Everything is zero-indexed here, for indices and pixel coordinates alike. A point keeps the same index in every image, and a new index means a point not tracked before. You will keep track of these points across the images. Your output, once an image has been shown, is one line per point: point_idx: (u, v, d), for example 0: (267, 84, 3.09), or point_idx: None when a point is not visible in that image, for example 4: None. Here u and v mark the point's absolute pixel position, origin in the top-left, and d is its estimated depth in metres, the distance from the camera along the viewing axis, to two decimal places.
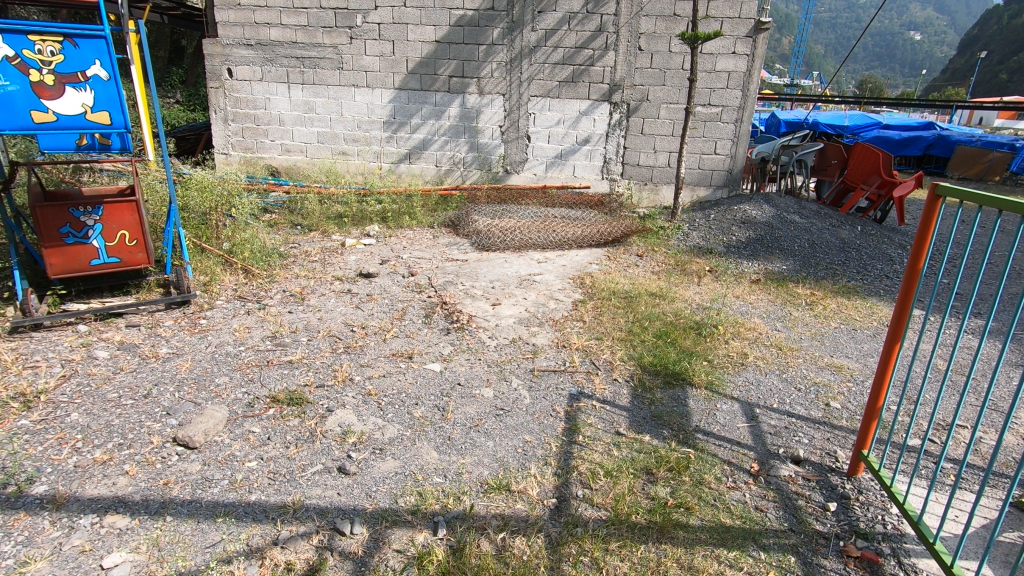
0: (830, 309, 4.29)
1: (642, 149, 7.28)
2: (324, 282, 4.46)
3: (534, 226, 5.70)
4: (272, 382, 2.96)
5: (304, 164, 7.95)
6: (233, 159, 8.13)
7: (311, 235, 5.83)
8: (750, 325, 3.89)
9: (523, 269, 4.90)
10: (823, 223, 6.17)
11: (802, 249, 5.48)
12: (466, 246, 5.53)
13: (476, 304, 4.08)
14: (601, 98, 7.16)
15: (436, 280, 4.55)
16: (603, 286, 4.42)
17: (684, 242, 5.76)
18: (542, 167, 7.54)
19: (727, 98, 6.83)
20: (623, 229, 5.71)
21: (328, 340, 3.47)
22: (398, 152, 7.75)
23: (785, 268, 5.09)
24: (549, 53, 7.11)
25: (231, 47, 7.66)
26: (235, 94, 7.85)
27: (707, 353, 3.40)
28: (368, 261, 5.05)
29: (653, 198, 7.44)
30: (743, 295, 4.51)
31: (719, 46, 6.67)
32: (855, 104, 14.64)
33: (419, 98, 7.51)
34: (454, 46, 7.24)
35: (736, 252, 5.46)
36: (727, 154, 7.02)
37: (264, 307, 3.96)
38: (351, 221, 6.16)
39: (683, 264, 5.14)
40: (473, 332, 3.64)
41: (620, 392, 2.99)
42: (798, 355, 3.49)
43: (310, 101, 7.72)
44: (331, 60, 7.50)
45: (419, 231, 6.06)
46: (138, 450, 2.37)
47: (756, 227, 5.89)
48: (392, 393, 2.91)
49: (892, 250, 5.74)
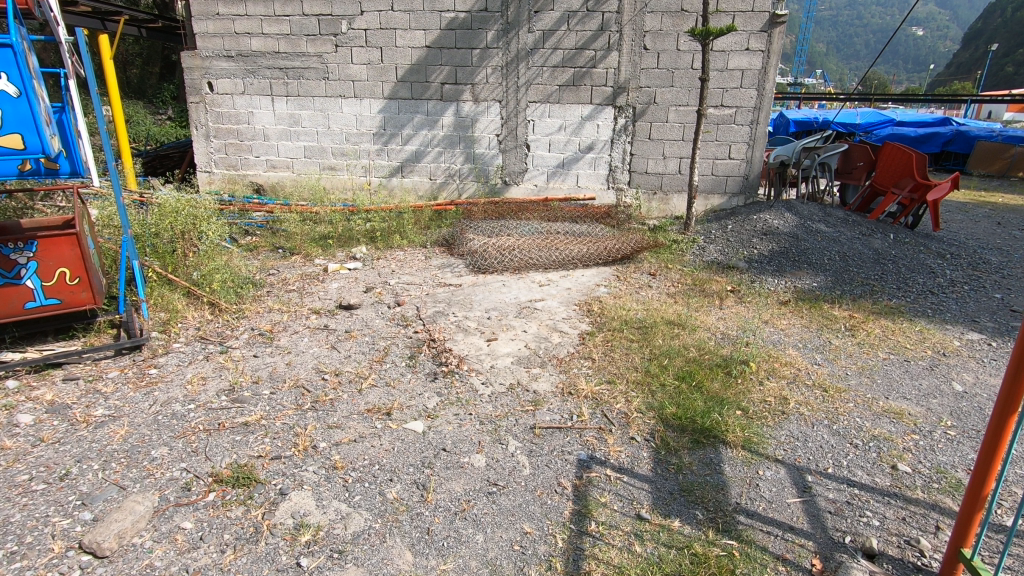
0: (875, 335, 3.75)
1: (649, 155, 6.77)
2: (299, 316, 3.97)
3: (535, 244, 5.19)
4: (219, 454, 2.45)
5: (291, 180, 7.50)
6: (216, 178, 7.68)
7: (291, 260, 5.36)
8: (786, 359, 3.35)
9: (522, 295, 4.39)
10: (852, 232, 5.63)
11: (833, 263, 4.93)
12: (460, 269, 5.03)
13: (469, 340, 3.57)
14: (605, 102, 6.67)
15: (425, 311, 4.04)
16: (613, 315, 3.90)
17: (701, 258, 5.24)
18: (543, 177, 7.05)
19: (741, 98, 6.32)
20: (633, 245, 5.18)
21: (294, 393, 2.97)
22: (389, 165, 7.27)
23: (816, 285, 4.56)
24: (547, 55, 6.63)
25: (211, 59, 7.24)
26: (217, 108, 7.42)
27: (740, 401, 2.86)
28: (350, 289, 4.56)
29: (663, 207, 6.93)
30: (773, 320, 3.98)
31: (731, 42, 6.17)
32: (867, 100, 14.08)
33: (410, 107, 7.04)
34: (446, 51, 6.78)
35: (759, 268, 4.93)
36: (742, 158, 6.50)
37: (226, 351, 3.46)
38: (336, 243, 5.70)
39: (701, 284, 4.61)
40: (464, 378, 3.13)
41: (639, 457, 2.47)
42: (848, 399, 2.95)
43: (296, 114, 7.28)
44: (316, 69, 7.07)
45: (410, 252, 5.59)
46: (32, 563, 1.88)
47: (779, 238, 5.35)
48: (362, 465, 2.40)
49: (931, 261, 5.20)
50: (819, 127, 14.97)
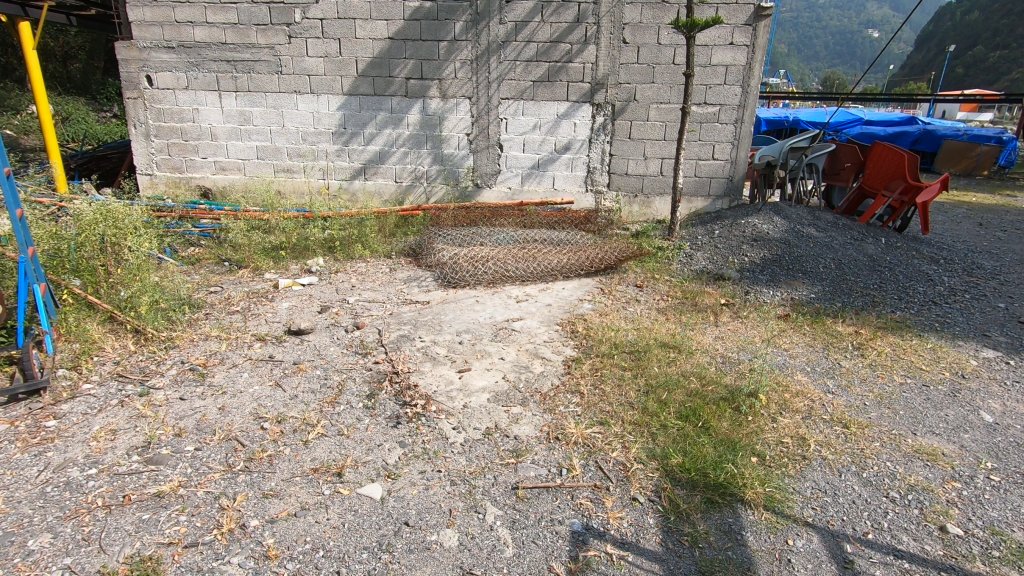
0: (886, 355, 3.42)
1: (629, 156, 6.40)
2: (241, 345, 3.44)
3: (511, 254, 4.73)
4: (118, 544, 1.93)
5: (242, 183, 6.87)
6: (158, 181, 6.99)
7: (237, 275, 4.79)
8: (796, 389, 2.98)
9: (498, 313, 3.93)
10: (844, 236, 5.35)
11: (829, 271, 4.62)
12: (427, 283, 4.54)
13: (438, 372, 3.10)
14: (582, 98, 6.26)
15: (387, 336, 3.55)
16: (601, 337, 3.47)
17: (689, 267, 4.87)
18: (518, 179, 6.60)
19: (725, 96, 5.98)
20: (617, 253, 4.77)
21: (224, 448, 2.45)
22: (351, 167, 6.72)
23: (815, 297, 4.23)
24: (520, 48, 6.17)
25: (149, 51, 6.56)
26: (157, 104, 6.75)
27: (755, 445, 2.46)
28: (302, 310, 4.02)
29: (645, 211, 6.56)
30: (774, 339, 3.62)
31: (715, 36, 5.82)
32: (838, 99, 14.05)
33: (373, 104, 6.50)
34: (410, 43, 6.26)
35: (752, 277, 4.58)
36: (727, 159, 6.17)
37: (147, 393, 2.90)
38: (290, 254, 5.16)
39: (692, 297, 4.24)
40: (432, 422, 2.66)
41: (644, 526, 2.05)
42: (872, 436, 2.60)
43: (246, 111, 6.66)
44: (267, 62, 6.46)
45: (373, 263, 5.07)
46: None
47: (770, 245, 5.02)
48: (303, 552, 1.91)
49: (928, 268, 4.94)
50: (791, 126, 14.92)
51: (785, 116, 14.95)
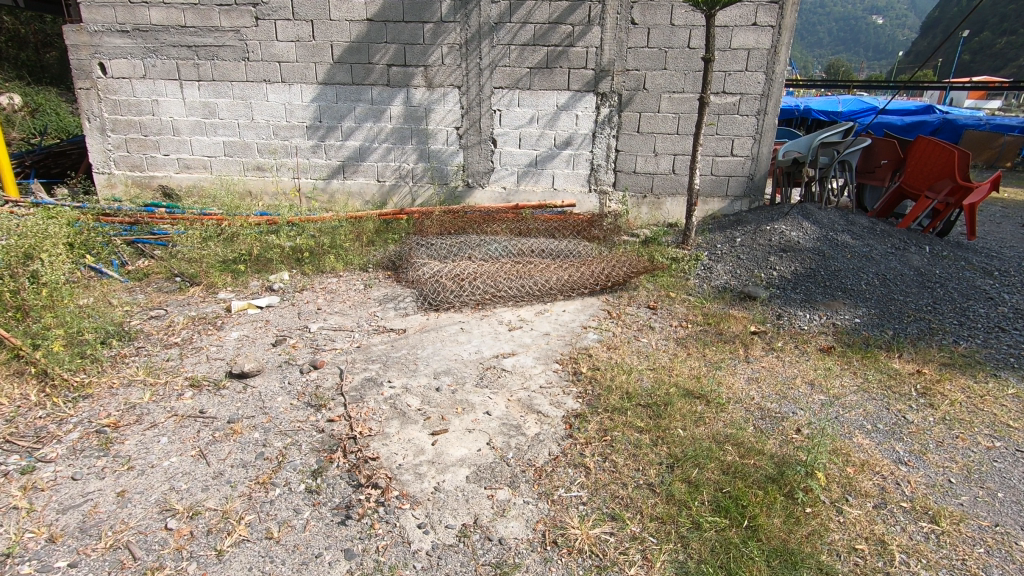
0: (961, 406, 2.77)
1: (638, 152, 5.73)
2: (168, 394, 2.80)
3: (502, 269, 4.08)
4: None
5: (208, 183, 6.20)
6: (117, 180, 6.33)
7: (187, 294, 4.15)
8: (859, 460, 2.34)
9: (486, 347, 3.29)
10: (884, 245, 4.69)
11: (873, 289, 3.97)
12: (404, 305, 3.90)
13: (406, 436, 2.47)
14: (585, 87, 5.58)
15: (349, 381, 2.92)
16: (609, 383, 2.83)
17: (709, 284, 4.22)
18: (513, 179, 5.93)
19: (747, 84, 5.30)
20: (626, 268, 4.12)
21: (107, 564, 1.83)
22: (328, 164, 6.05)
23: (860, 323, 3.59)
24: (515, 31, 5.47)
25: (101, 35, 5.87)
26: (112, 95, 6.07)
27: (821, 557, 1.84)
28: (252, 343, 3.37)
29: (655, 213, 5.90)
30: (821, 382, 2.98)
31: (736, 15, 5.13)
32: (853, 87, 13.29)
33: (351, 94, 5.81)
34: (391, 26, 5.56)
35: (783, 297, 3.94)
36: (747, 155, 5.49)
37: (31, 469, 2.27)
38: (251, 267, 4.51)
39: (716, 323, 3.59)
40: (391, 517, 2.03)
41: None
42: (975, 538, 1.97)
43: (210, 103, 5.98)
44: (233, 48, 5.77)
45: (345, 279, 4.43)
46: None
47: (802, 256, 4.36)
48: None
49: (983, 283, 4.28)
50: (802, 115, 14.17)
51: (796, 104, 14.18)
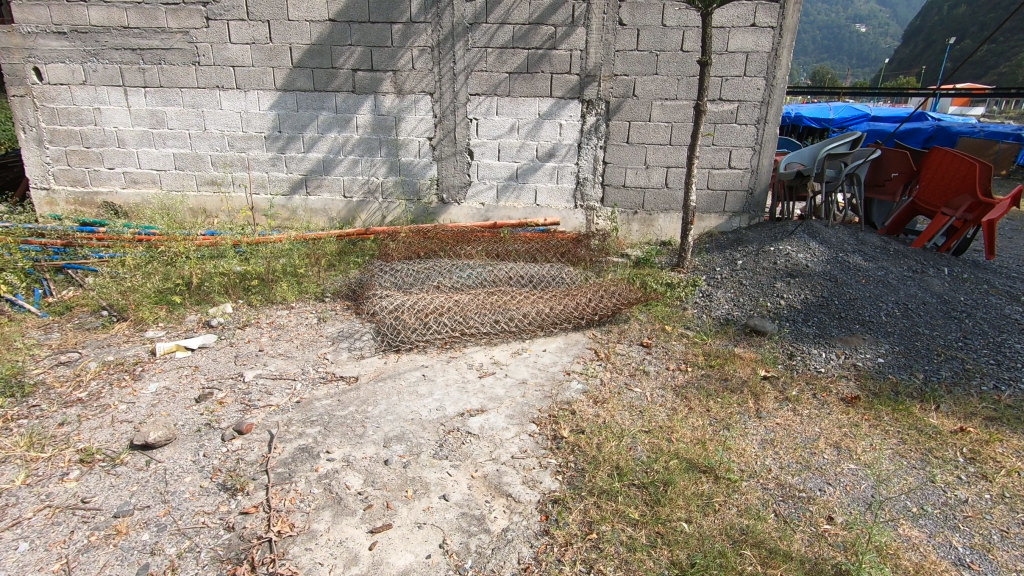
0: (1021, 478, 2.29)
1: (627, 164, 5.26)
2: (48, 476, 2.24)
3: (474, 301, 3.55)
4: None
5: (157, 199, 5.64)
6: (57, 197, 5.75)
7: (111, 332, 3.59)
8: (912, 564, 1.85)
9: (451, 401, 2.76)
10: (900, 268, 4.24)
11: (895, 322, 3.49)
12: (360, 345, 3.37)
13: (337, 538, 1.94)
14: (569, 94, 5.10)
15: (279, 452, 2.38)
16: (596, 453, 2.31)
17: (709, 315, 3.73)
18: (491, 194, 5.43)
19: (745, 90, 4.85)
20: (615, 298, 3.61)
21: None
22: (289, 179, 5.52)
23: (885, 364, 3.11)
24: (492, 32, 4.99)
25: (35, 37, 5.31)
26: (49, 103, 5.50)
27: None
28: (171, 399, 2.81)
29: (646, 230, 5.43)
30: (848, 445, 2.49)
31: (733, 15, 4.68)
32: (844, 95, 12.94)
33: (313, 102, 5.29)
34: (356, 26, 5.05)
35: (795, 331, 3.46)
36: (746, 167, 5.04)
37: None
38: (190, 298, 3.95)
39: (720, 366, 3.10)
40: None
41: None
42: None
43: (159, 111, 5.43)
44: (181, 51, 5.23)
45: (297, 311, 3.89)
46: None
47: (813, 282, 3.89)
48: None
49: (1015, 310, 3.82)
50: (793, 122, 13.85)
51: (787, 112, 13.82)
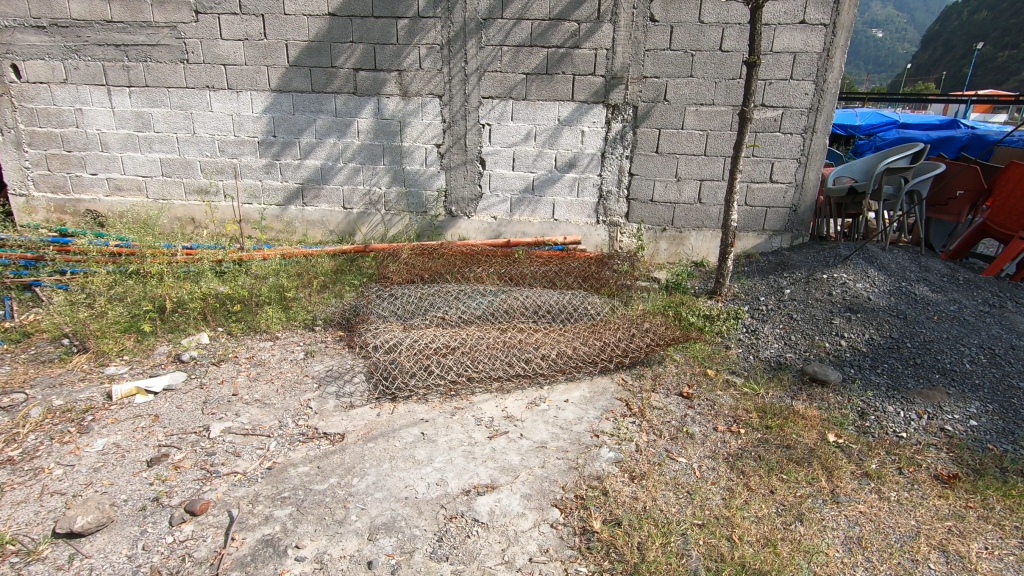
0: None
1: (656, 177, 4.74)
2: None
3: (483, 340, 3.05)
4: None
5: (142, 207, 5.20)
6: (36, 203, 5.33)
7: (68, 365, 3.13)
8: None
9: (455, 473, 2.26)
10: (973, 301, 3.68)
11: (982, 371, 2.94)
12: (350, 390, 2.86)
13: None
14: (592, 98, 4.60)
15: (237, 546, 1.89)
16: (637, 562, 1.80)
17: (757, 357, 3.20)
18: (505, 207, 4.93)
19: (791, 95, 4.32)
20: (648, 338, 3.09)
21: None
22: (284, 187, 5.06)
23: (982, 429, 2.56)
24: (508, 29, 4.50)
25: (13, 31, 4.89)
26: (28, 103, 5.08)
27: None
28: (118, 461, 2.34)
29: (676, 250, 4.91)
30: (958, 548, 1.95)
31: (780, 11, 4.15)
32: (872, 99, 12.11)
33: (311, 104, 4.83)
34: (358, 21, 4.58)
35: (863, 380, 2.92)
36: (791, 182, 4.50)
37: None
38: (163, 325, 3.48)
39: (780, 428, 2.56)
40: None
41: None
42: None
43: (144, 113, 4.99)
44: (169, 47, 4.79)
45: (282, 344, 3.40)
46: None
47: (877, 318, 3.35)
48: None
49: None
50: None
51: None
